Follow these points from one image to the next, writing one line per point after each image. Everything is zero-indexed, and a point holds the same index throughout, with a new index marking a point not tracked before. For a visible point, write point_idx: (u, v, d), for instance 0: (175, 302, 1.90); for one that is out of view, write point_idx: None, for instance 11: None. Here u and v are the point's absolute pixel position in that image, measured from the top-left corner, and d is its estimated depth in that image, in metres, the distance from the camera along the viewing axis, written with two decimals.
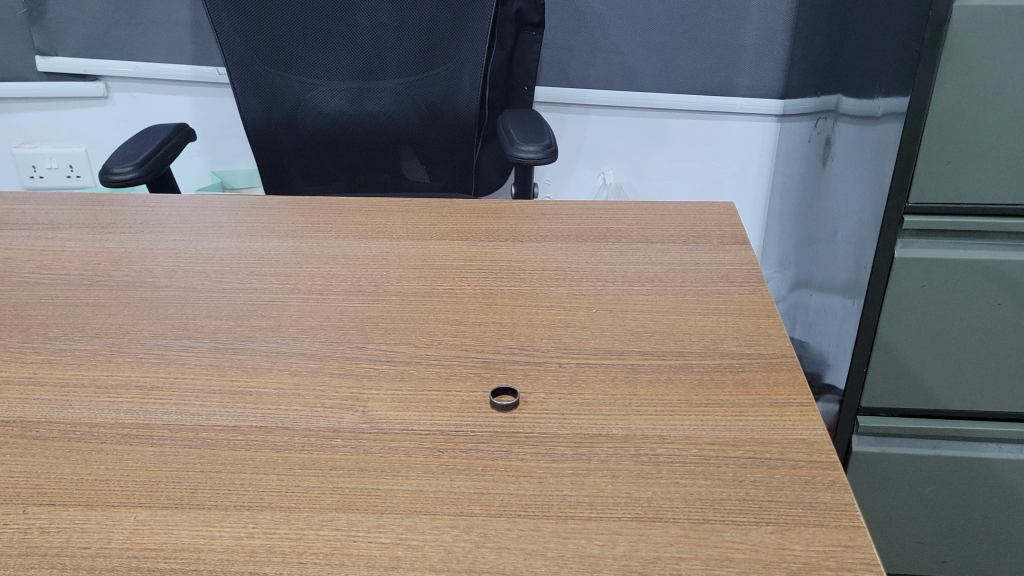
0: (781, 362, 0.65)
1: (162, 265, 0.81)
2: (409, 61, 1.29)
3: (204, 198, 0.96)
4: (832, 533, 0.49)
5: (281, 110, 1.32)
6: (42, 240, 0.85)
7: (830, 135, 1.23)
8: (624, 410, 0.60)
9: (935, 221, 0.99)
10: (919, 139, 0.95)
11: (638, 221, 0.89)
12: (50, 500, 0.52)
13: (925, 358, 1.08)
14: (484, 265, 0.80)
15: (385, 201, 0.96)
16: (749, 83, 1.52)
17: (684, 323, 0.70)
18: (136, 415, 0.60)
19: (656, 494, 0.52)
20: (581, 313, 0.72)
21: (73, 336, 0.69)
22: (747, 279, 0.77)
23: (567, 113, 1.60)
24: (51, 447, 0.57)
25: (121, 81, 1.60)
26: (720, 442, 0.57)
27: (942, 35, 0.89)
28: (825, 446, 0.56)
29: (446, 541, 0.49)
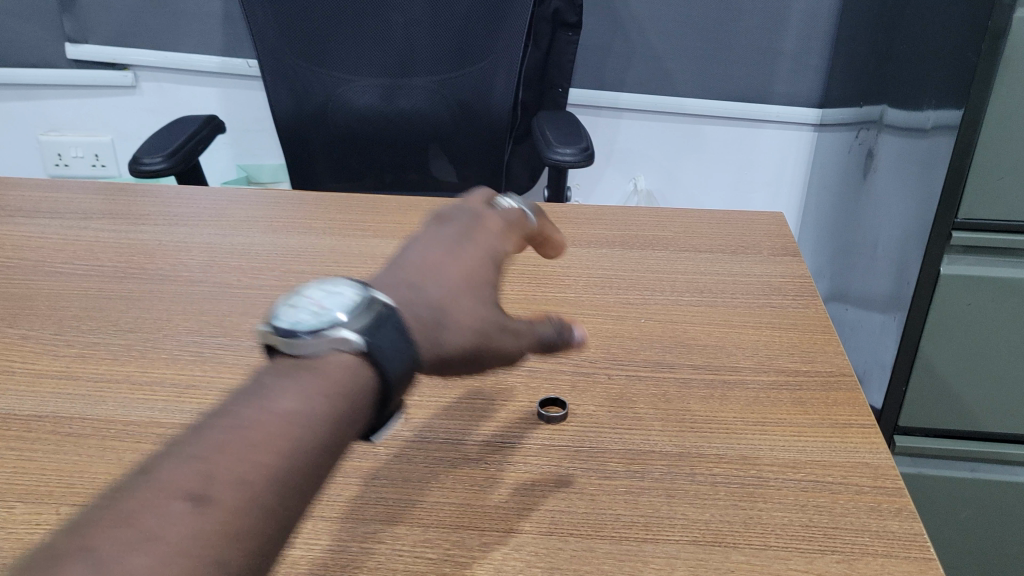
0: (840, 381, 0.62)
1: (195, 259, 0.79)
2: (442, 59, 1.27)
3: (238, 192, 0.95)
4: (901, 564, 0.47)
5: (311, 104, 1.31)
6: (74, 230, 0.83)
7: (873, 147, 1.20)
8: (678, 427, 0.57)
9: (984, 237, 0.96)
10: (970, 153, 0.92)
11: (684, 229, 0.86)
12: (84, 501, 0.50)
13: (968, 379, 1.05)
14: (526, 269, 0.78)
15: (423, 200, 0.93)
16: (787, 90, 1.49)
17: (737, 337, 0.67)
18: (171, 415, 0.58)
19: (714, 517, 0.50)
20: (628, 323, 0.69)
21: (106, 330, 0.67)
22: (801, 293, 0.74)
23: (601, 115, 1.58)
24: (85, 445, 0.55)
25: (149, 71, 1.59)
26: (779, 464, 0.54)
27: (999, 46, 0.86)
28: (890, 471, 0.54)
29: (496, 559, 0.47)
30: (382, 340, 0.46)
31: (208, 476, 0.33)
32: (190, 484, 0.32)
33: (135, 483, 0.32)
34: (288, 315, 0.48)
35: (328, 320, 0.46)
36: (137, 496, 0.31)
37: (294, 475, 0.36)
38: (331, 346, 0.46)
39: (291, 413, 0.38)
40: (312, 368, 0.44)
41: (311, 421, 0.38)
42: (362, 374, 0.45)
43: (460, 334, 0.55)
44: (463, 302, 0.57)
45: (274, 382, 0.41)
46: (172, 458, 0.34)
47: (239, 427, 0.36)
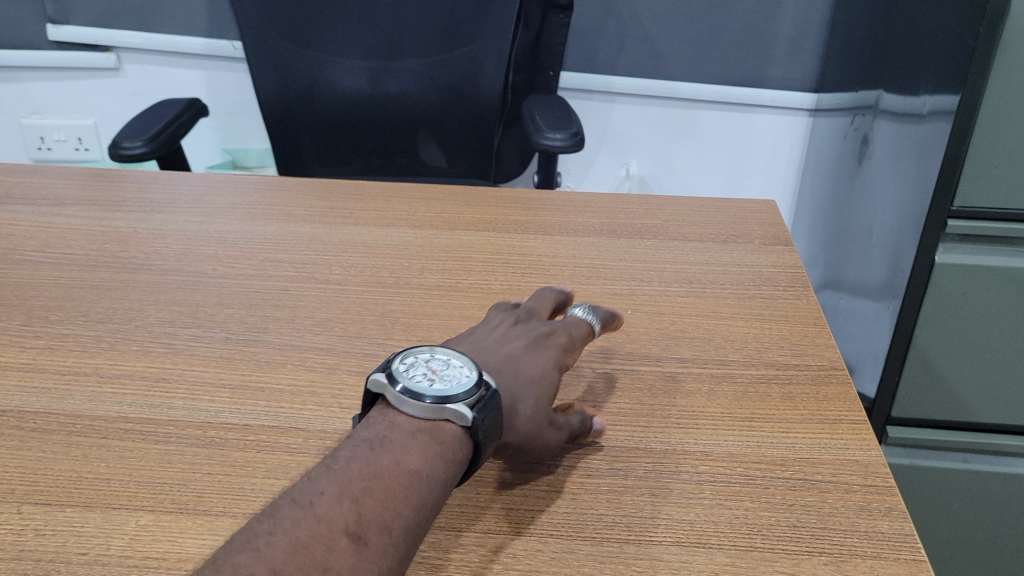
0: (831, 375, 0.60)
1: (171, 247, 0.76)
2: (430, 41, 1.24)
3: (218, 178, 0.92)
4: (891, 566, 0.45)
5: (297, 87, 1.28)
6: (48, 217, 0.81)
7: (868, 133, 1.18)
8: (663, 423, 0.56)
9: (980, 225, 0.94)
10: (967, 139, 0.90)
11: (674, 217, 0.84)
12: (46, 500, 0.48)
13: (963, 369, 1.04)
14: (511, 259, 0.76)
15: (407, 187, 0.91)
16: (782, 74, 1.47)
17: (725, 329, 0.66)
18: (140, 409, 0.56)
19: (698, 517, 0.48)
20: (614, 314, 0.68)
21: (76, 321, 0.65)
22: (791, 284, 0.72)
23: (592, 99, 1.55)
24: (49, 441, 0.53)
25: (133, 53, 1.56)
26: (767, 462, 0.53)
27: (998, 30, 0.84)
28: (881, 469, 0.52)
29: (473, 562, 0.45)
30: (486, 418, 0.45)
31: (360, 519, 0.37)
32: (343, 523, 0.37)
33: (303, 512, 0.37)
34: (405, 368, 0.47)
35: (441, 384, 0.45)
36: (310, 528, 0.36)
37: (420, 523, 0.40)
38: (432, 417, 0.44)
39: (417, 469, 0.41)
40: (424, 429, 0.44)
41: (432, 476, 0.42)
42: (466, 446, 0.44)
43: (536, 411, 0.50)
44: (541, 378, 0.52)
45: (399, 435, 0.43)
46: (327, 494, 0.38)
47: (378, 474, 0.40)
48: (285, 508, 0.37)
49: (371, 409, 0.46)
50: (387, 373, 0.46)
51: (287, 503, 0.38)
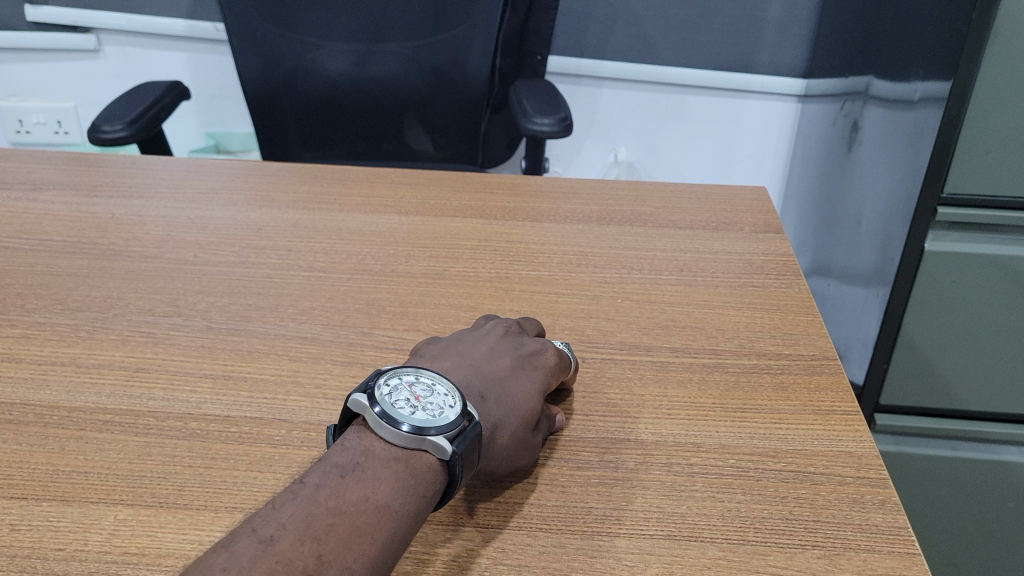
0: (823, 365, 0.60)
1: (152, 233, 0.75)
2: (416, 24, 1.22)
3: (200, 162, 0.91)
4: (885, 560, 0.45)
5: (281, 70, 1.26)
6: (25, 202, 0.79)
7: (858, 119, 1.17)
8: (653, 413, 0.55)
9: (969, 213, 0.94)
10: (958, 126, 0.89)
11: (664, 204, 0.83)
12: (22, 494, 0.47)
13: (951, 357, 1.03)
14: (499, 246, 0.75)
15: (393, 172, 0.90)
16: (771, 60, 1.46)
17: (716, 318, 0.65)
18: (119, 400, 0.55)
19: (690, 510, 0.48)
20: (604, 303, 0.67)
21: (53, 309, 0.63)
22: (783, 272, 0.71)
23: (580, 84, 1.54)
24: (26, 433, 0.51)
25: (112, 35, 1.53)
26: (759, 453, 0.52)
27: (991, 16, 0.83)
28: (874, 460, 0.52)
29: (460, 557, 0.44)
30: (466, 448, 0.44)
31: (320, 560, 0.36)
32: (303, 564, 0.36)
33: (261, 547, 0.36)
34: (389, 390, 0.46)
35: (422, 413, 0.45)
36: (268, 565, 0.35)
37: (385, 562, 0.39)
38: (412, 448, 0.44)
39: (386, 504, 0.40)
40: (399, 459, 0.43)
41: (401, 511, 0.41)
42: (442, 478, 0.44)
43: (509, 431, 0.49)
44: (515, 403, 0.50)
45: (373, 464, 0.42)
46: (289, 530, 0.37)
47: (345, 510, 0.39)
48: (244, 541, 0.37)
49: (349, 429, 0.45)
50: (368, 395, 0.45)
51: (246, 535, 0.37)
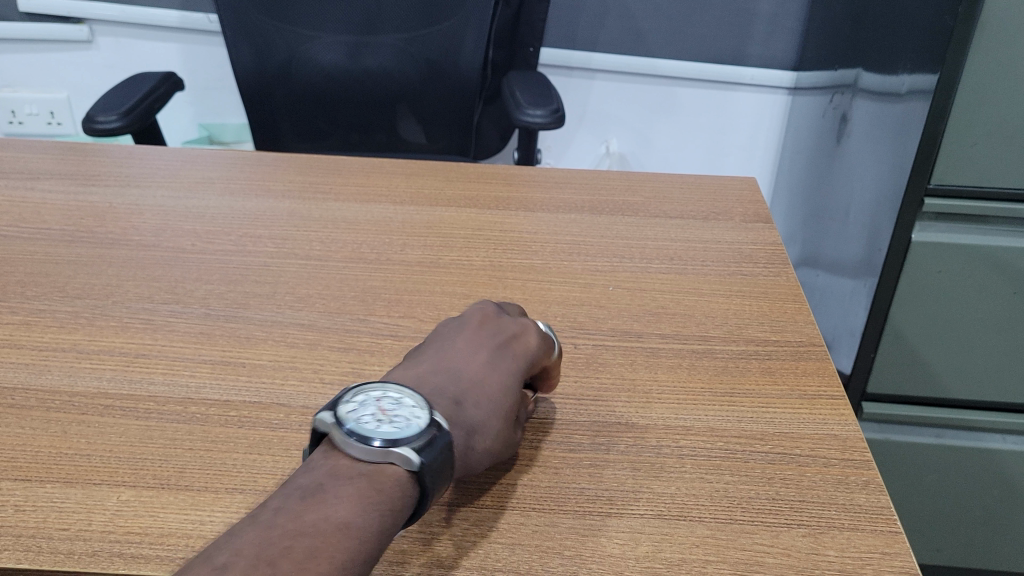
0: (810, 351, 0.61)
1: (149, 222, 0.76)
2: (410, 16, 1.23)
3: (195, 152, 0.91)
4: (867, 538, 0.46)
5: (275, 61, 1.27)
6: (22, 191, 0.80)
7: (847, 112, 1.19)
8: (644, 398, 0.56)
9: (955, 204, 0.95)
10: (944, 119, 0.90)
11: (655, 194, 0.84)
12: (26, 476, 0.48)
13: (937, 346, 1.05)
14: (492, 234, 0.76)
15: (388, 162, 0.91)
16: (761, 53, 1.47)
17: (706, 306, 0.66)
18: (120, 385, 0.56)
19: (679, 491, 0.49)
20: (596, 291, 0.68)
21: (53, 297, 0.64)
22: (771, 261, 0.73)
23: (572, 76, 1.55)
24: (28, 417, 0.52)
25: (105, 25, 1.53)
26: (746, 436, 0.53)
27: (977, 11, 0.84)
28: (858, 443, 0.53)
29: (456, 536, 0.46)
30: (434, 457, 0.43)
31: None
32: None
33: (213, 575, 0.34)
34: (355, 406, 0.45)
35: (387, 426, 0.43)
36: None
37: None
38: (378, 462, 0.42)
39: (346, 523, 0.39)
40: (364, 474, 0.42)
41: (365, 529, 0.39)
42: (412, 491, 0.42)
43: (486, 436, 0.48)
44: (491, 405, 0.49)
45: (336, 484, 0.41)
46: (244, 556, 0.35)
47: (303, 532, 0.37)
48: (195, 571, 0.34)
49: (316, 450, 0.44)
50: (334, 413, 0.44)
51: (200, 564, 0.35)
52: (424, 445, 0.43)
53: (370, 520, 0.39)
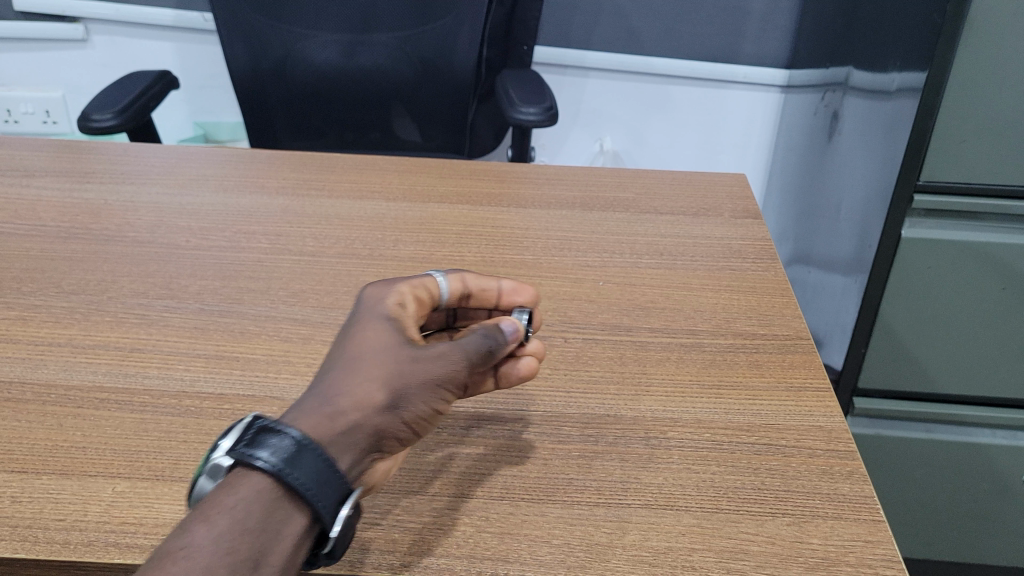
0: (796, 344, 0.62)
1: (144, 219, 0.76)
2: (404, 15, 1.23)
3: (189, 149, 0.92)
4: (851, 527, 0.47)
5: (270, 60, 1.27)
6: (17, 188, 0.80)
7: (838, 109, 1.20)
8: (632, 390, 0.57)
9: (945, 201, 0.96)
10: (933, 116, 0.91)
11: (645, 190, 0.85)
12: (23, 468, 0.49)
13: (926, 341, 1.06)
14: (484, 230, 0.77)
15: (381, 160, 0.91)
16: (754, 51, 1.48)
17: (694, 300, 0.67)
18: (115, 378, 0.56)
19: (667, 481, 0.50)
20: (586, 285, 0.69)
21: (48, 292, 0.65)
22: (760, 256, 0.74)
23: (566, 75, 1.55)
24: (25, 411, 0.53)
25: (100, 24, 1.53)
26: (733, 428, 0.54)
27: (964, 9, 0.85)
28: (843, 434, 0.54)
29: (446, 525, 0.46)
30: (295, 450, 0.40)
31: None
32: None
33: None
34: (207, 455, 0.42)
35: (238, 438, 0.41)
36: None
37: None
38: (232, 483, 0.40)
39: (206, 548, 0.36)
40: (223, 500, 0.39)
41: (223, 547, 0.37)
42: (274, 490, 0.39)
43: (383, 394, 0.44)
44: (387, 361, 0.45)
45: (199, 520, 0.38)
46: None
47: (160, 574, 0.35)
48: None
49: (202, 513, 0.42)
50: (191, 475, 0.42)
51: None
52: (263, 444, 0.40)
53: (228, 539, 0.37)
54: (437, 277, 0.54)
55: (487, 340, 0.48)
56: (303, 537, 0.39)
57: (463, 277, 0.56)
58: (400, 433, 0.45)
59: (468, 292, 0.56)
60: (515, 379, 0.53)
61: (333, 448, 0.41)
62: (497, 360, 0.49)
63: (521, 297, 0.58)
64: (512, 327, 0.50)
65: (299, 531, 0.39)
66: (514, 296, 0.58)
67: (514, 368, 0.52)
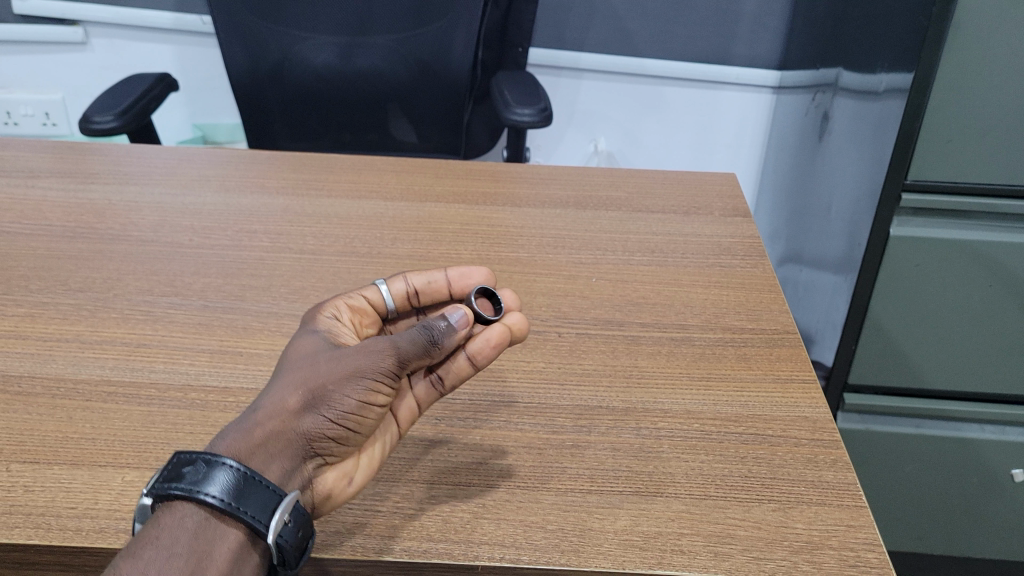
0: (783, 338, 0.64)
1: (147, 219, 0.78)
2: (400, 17, 1.25)
3: (190, 150, 0.94)
4: (834, 512, 0.49)
5: (267, 62, 1.29)
6: (22, 189, 0.82)
7: (829, 110, 1.21)
8: (624, 383, 0.59)
9: (933, 200, 0.97)
10: (920, 117, 0.92)
11: (638, 189, 0.87)
12: (35, 458, 0.51)
13: (914, 338, 1.08)
14: (480, 229, 0.78)
15: (379, 160, 0.93)
16: (747, 52, 1.50)
17: (685, 296, 0.69)
18: (123, 373, 0.58)
19: (657, 469, 0.52)
20: (580, 282, 0.70)
21: (55, 290, 0.66)
22: (749, 253, 0.76)
23: (561, 76, 1.57)
24: (35, 404, 0.55)
25: (99, 27, 1.55)
26: (721, 418, 0.56)
27: (951, 10, 0.85)
28: (828, 424, 0.56)
29: (444, 512, 0.48)
30: (210, 472, 0.41)
31: None
32: None
33: None
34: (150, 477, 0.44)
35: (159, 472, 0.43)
36: None
37: None
38: (171, 512, 0.41)
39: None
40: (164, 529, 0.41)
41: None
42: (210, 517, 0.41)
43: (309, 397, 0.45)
44: (315, 366, 0.47)
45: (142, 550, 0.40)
46: None
47: None
48: None
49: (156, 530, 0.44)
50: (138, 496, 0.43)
51: None
52: (198, 475, 0.41)
53: (158, 567, 0.39)
54: (376, 286, 0.57)
55: (425, 330, 0.48)
56: (243, 553, 0.41)
57: (405, 277, 0.58)
58: (335, 430, 0.45)
59: (415, 290, 0.58)
60: (490, 352, 0.51)
61: (256, 454, 0.43)
62: (444, 349, 0.48)
63: (473, 279, 0.60)
64: (458, 315, 0.50)
65: (233, 545, 0.41)
66: (467, 279, 0.60)
67: (481, 343, 0.50)
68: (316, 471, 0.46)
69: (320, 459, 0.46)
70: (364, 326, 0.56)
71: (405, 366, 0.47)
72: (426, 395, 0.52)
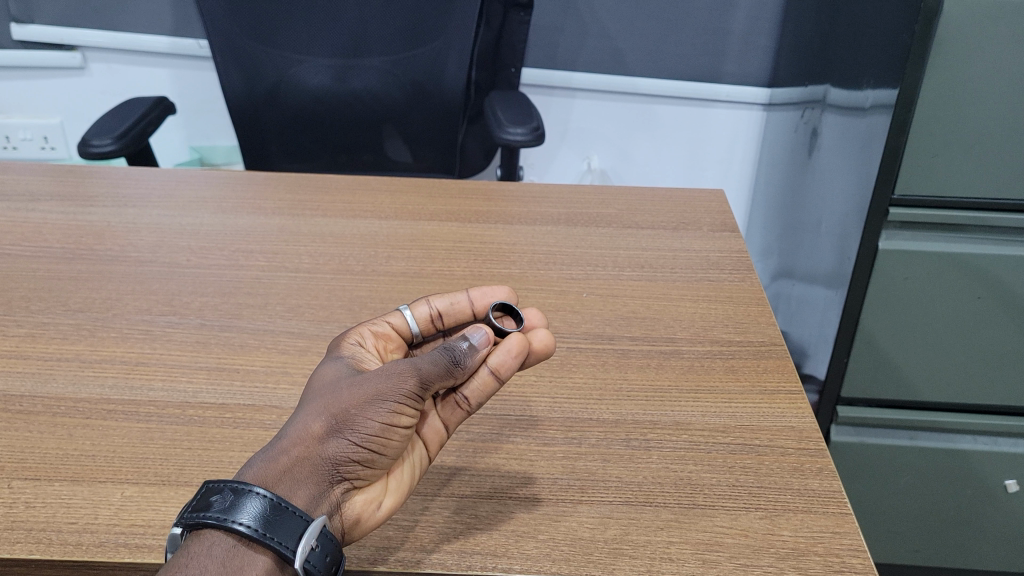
0: (770, 351, 0.65)
1: (145, 240, 0.79)
2: (393, 39, 1.26)
3: (188, 172, 0.95)
4: (819, 519, 0.50)
5: (263, 85, 1.31)
6: (23, 212, 0.83)
7: (817, 126, 1.23)
8: (614, 396, 0.60)
9: (920, 214, 0.98)
10: (905, 132, 0.93)
11: (628, 206, 0.89)
12: (36, 475, 0.51)
13: (905, 349, 1.09)
14: (473, 246, 0.80)
15: (373, 180, 0.95)
16: (736, 71, 1.52)
17: (674, 310, 0.70)
18: (121, 391, 0.59)
19: (646, 479, 0.53)
20: (571, 297, 0.72)
21: (55, 310, 0.67)
22: (737, 267, 0.77)
23: (554, 96, 1.60)
24: (36, 422, 0.56)
25: (98, 52, 1.57)
26: (710, 429, 0.57)
27: (932, 28, 0.87)
28: (814, 433, 0.57)
29: (437, 522, 0.49)
30: (238, 501, 0.42)
31: None
32: None
33: None
34: None
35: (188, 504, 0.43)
36: None
37: None
38: (200, 541, 0.42)
39: None
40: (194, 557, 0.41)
41: None
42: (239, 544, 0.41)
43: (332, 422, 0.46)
44: (338, 392, 0.47)
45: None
46: None
47: None
48: None
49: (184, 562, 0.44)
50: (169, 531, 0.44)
51: None
52: (227, 503, 0.42)
53: None
54: (401, 311, 0.57)
55: (448, 350, 0.47)
56: None
57: (428, 300, 0.58)
58: (360, 453, 0.46)
59: (438, 312, 0.58)
60: (513, 362, 0.50)
61: (282, 481, 0.44)
62: (468, 369, 0.47)
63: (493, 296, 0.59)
64: (479, 335, 0.49)
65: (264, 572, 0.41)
66: (489, 297, 0.59)
67: (503, 356, 0.49)
68: (345, 495, 0.47)
69: (347, 484, 0.47)
70: (390, 350, 0.56)
71: (428, 388, 0.46)
72: (453, 416, 0.51)
